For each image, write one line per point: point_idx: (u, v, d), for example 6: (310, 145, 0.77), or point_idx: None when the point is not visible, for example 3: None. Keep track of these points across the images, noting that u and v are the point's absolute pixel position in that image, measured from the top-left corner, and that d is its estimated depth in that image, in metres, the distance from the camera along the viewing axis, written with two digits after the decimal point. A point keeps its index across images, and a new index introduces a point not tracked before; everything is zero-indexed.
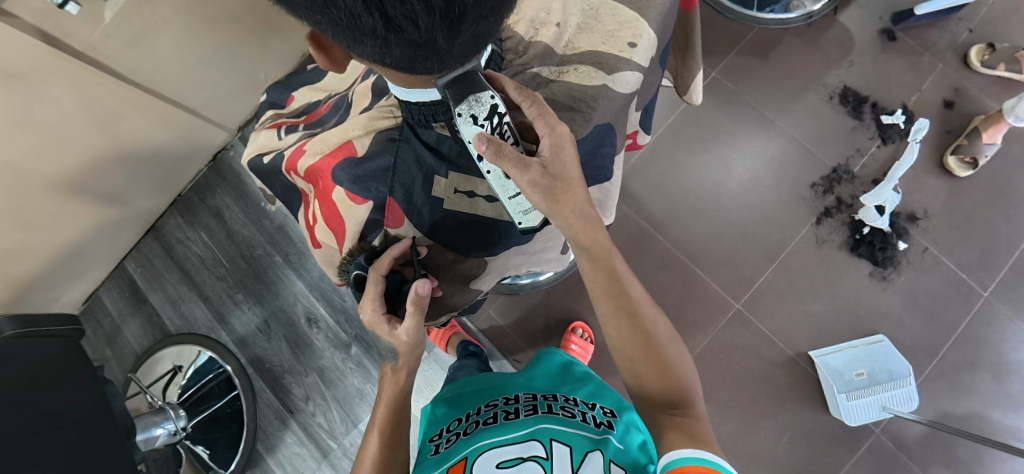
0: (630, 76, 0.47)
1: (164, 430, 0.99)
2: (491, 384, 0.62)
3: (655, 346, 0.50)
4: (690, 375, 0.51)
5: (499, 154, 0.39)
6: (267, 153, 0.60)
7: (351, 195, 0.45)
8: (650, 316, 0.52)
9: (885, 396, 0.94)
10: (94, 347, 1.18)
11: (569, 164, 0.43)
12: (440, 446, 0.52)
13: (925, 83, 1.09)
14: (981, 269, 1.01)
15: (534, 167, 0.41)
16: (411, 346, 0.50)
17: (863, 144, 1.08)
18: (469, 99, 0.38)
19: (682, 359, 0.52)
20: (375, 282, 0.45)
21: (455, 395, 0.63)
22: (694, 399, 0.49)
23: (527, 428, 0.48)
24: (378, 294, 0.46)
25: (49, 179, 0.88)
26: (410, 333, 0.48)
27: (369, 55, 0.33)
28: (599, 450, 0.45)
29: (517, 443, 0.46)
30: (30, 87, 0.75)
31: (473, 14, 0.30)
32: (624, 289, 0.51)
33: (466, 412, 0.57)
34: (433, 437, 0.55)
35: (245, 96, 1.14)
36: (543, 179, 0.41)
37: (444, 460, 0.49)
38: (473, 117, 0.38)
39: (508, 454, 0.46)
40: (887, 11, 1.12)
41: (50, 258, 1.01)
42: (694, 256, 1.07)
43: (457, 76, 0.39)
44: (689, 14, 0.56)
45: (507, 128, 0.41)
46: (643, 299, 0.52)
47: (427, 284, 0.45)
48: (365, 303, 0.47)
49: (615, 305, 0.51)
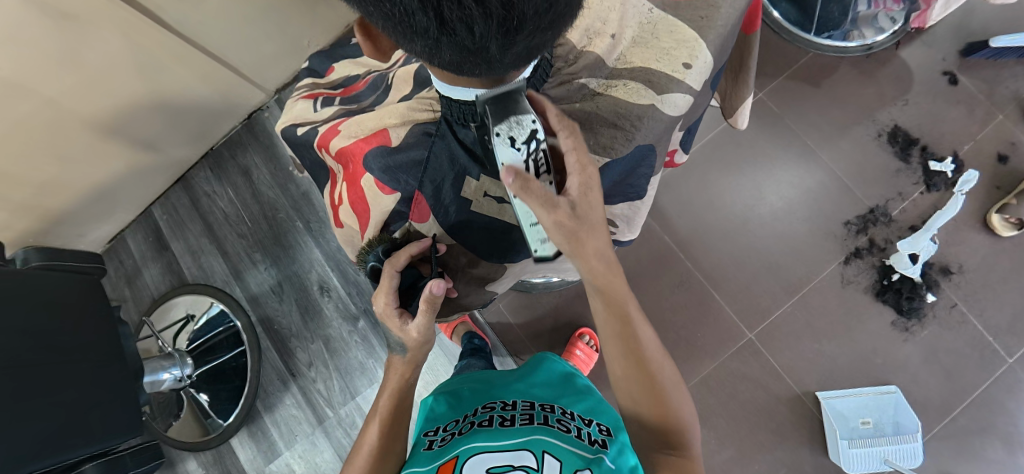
0: (679, 99, 0.45)
1: (170, 375, 1.02)
2: (489, 386, 0.62)
3: (660, 388, 0.50)
4: (690, 417, 0.51)
5: (525, 191, 0.38)
6: (301, 125, 0.60)
7: (381, 184, 0.45)
8: (659, 361, 0.51)
9: (888, 449, 0.92)
10: (114, 285, 1.22)
11: (595, 209, 0.42)
12: (434, 442, 0.52)
13: (981, 132, 1.04)
14: (1010, 334, 0.97)
15: (561, 209, 0.40)
16: (420, 343, 0.49)
17: (907, 188, 1.04)
18: (510, 121, 0.39)
19: (683, 401, 0.51)
20: (390, 276, 0.44)
21: (453, 389, 0.63)
22: (691, 440, 0.50)
23: (521, 436, 0.48)
24: (392, 289, 0.46)
25: (87, 118, 0.90)
26: (421, 330, 0.48)
27: (417, 53, 0.32)
28: (588, 470, 0.44)
29: (509, 450, 0.46)
30: (83, 29, 0.77)
31: (531, 25, 0.29)
32: (635, 334, 0.50)
33: (464, 412, 0.57)
34: (428, 431, 0.55)
35: (288, 59, 1.15)
36: (569, 221, 0.40)
37: (436, 456, 0.49)
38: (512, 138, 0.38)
39: (499, 460, 0.45)
40: (954, 51, 1.07)
41: (81, 194, 1.04)
42: (712, 278, 1.05)
43: (502, 94, 0.39)
44: (750, 36, 0.54)
45: (541, 157, 0.40)
46: (652, 346, 0.51)
47: (441, 284, 0.45)
48: (380, 296, 0.47)
49: (623, 349, 0.50)
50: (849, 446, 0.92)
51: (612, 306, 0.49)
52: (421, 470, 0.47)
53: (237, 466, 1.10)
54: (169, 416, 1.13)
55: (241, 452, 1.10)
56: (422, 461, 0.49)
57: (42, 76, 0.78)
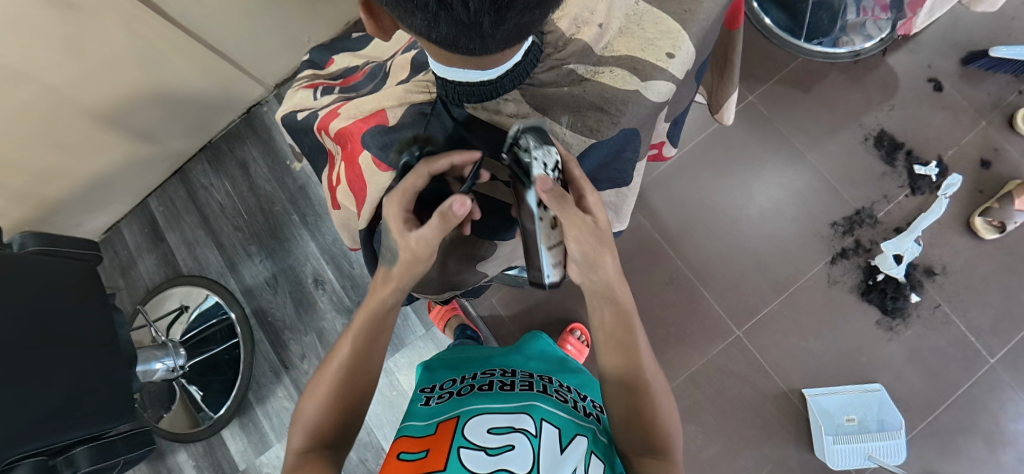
0: (663, 86, 0.47)
1: (163, 365, 1.03)
2: (487, 354, 0.63)
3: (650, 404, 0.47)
4: (674, 437, 0.48)
5: (565, 205, 0.43)
6: (301, 111, 0.62)
7: (377, 161, 0.47)
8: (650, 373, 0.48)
9: (872, 445, 0.93)
10: (108, 275, 1.23)
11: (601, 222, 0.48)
12: (431, 399, 0.54)
13: (964, 138, 1.07)
14: (992, 335, 0.99)
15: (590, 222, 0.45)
16: (415, 259, 0.46)
17: (892, 191, 1.06)
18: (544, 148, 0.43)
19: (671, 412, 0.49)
20: (419, 176, 0.44)
21: (451, 356, 0.64)
22: (672, 451, 0.47)
23: (520, 400, 0.50)
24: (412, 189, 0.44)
25: (85, 108, 0.91)
26: (421, 242, 0.44)
27: (417, 28, 0.34)
28: (583, 436, 0.47)
29: (510, 413, 0.47)
30: (86, 19, 0.78)
31: (521, 4, 0.31)
32: (635, 343, 0.48)
33: (461, 375, 0.58)
34: (424, 388, 0.58)
35: (289, 54, 1.17)
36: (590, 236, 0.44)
37: (435, 414, 0.50)
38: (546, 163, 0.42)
39: (499, 422, 0.46)
40: (939, 59, 1.10)
41: (78, 183, 1.05)
42: (702, 276, 1.07)
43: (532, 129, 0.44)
44: (733, 33, 0.56)
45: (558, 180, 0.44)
46: (650, 358, 0.48)
47: (462, 204, 0.42)
48: (396, 193, 0.44)
49: (619, 356, 0.48)
50: (834, 442, 0.94)
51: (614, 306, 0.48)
52: (422, 425, 0.49)
53: (228, 458, 1.11)
54: (161, 408, 1.13)
55: (231, 443, 1.11)
56: (422, 418, 0.50)
57: (43, 64, 0.79)
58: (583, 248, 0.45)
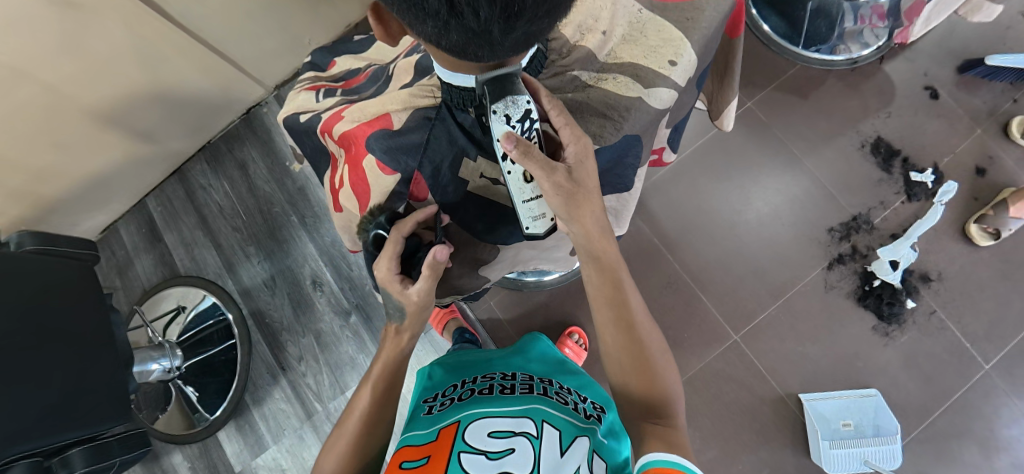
0: (665, 93, 0.47)
1: (159, 366, 1.03)
2: (487, 356, 0.63)
3: (646, 357, 0.49)
4: (676, 391, 0.50)
5: (527, 156, 0.41)
6: (303, 113, 0.62)
7: (381, 165, 0.46)
8: (645, 328, 0.51)
9: (868, 450, 0.94)
10: (105, 275, 1.22)
11: (590, 173, 0.46)
12: (433, 408, 0.53)
13: (959, 146, 1.08)
14: (986, 341, 1.00)
15: (560, 172, 0.43)
16: (421, 307, 0.50)
17: (888, 197, 1.07)
18: (505, 100, 0.40)
19: (670, 371, 0.51)
20: (396, 241, 0.46)
21: (452, 360, 0.64)
22: (676, 412, 0.48)
23: (521, 403, 0.50)
24: (396, 254, 0.47)
25: (84, 107, 0.91)
26: (422, 293, 0.48)
27: (426, 35, 0.34)
28: (585, 436, 0.47)
29: (510, 417, 0.48)
30: (86, 18, 0.78)
31: (530, 13, 0.31)
32: (626, 301, 0.51)
33: (462, 379, 0.58)
34: (427, 397, 0.57)
35: (289, 56, 1.17)
36: (566, 183, 0.44)
37: (436, 421, 0.50)
38: (507, 116, 0.40)
39: (500, 426, 0.47)
40: (935, 67, 1.11)
41: (76, 183, 1.05)
42: (699, 280, 1.08)
43: (497, 77, 0.40)
44: (734, 40, 0.56)
45: (535, 132, 0.43)
46: (642, 312, 0.52)
47: (445, 250, 0.47)
48: (383, 264, 0.47)
49: (613, 315, 0.51)
50: (830, 447, 0.94)
51: (605, 270, 0.51)
52: (423, 433, 0.49)
53: (223, 460, 1.10)
54: (157, 408, 1.13)
55: (227, 445, 1.11)
56: (423, 426, 0.50)
57: (42, 62, 0.78)
58: (565, 205, 0.45)
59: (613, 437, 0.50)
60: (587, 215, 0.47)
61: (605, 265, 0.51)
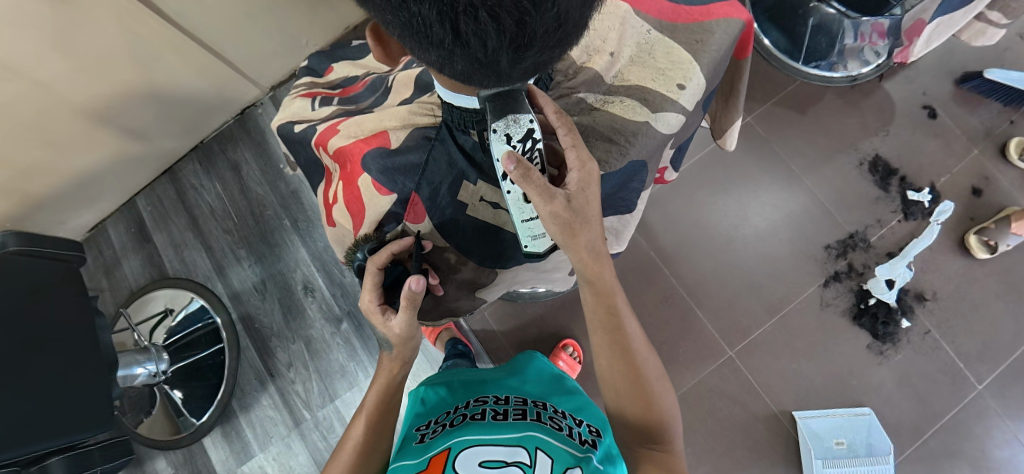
0: (673, 117, 0.46)
1: (145, 370, 1.00)
2: (482, 377, 0.62)
3: (642, 383, 0.50)
4: (672, 411, 0.51)
5: (526, 179, 0.39)
6: (298, 122, 0.60)
7: (378, 184, 0.45)
8: (643, 354, 0.51)
9: (860, 469, 0.94)
10: (91, 275, 1.19)
11: (592, 202, 0.43)
12: (425, 436, 0.52)
13: (957, 166, 1.08)
14: (980, 361, 1.00)
15: (558, 199, 0.41)
16: (404, 339, 0.48)
17: (885, 216, 1.07)
18: (507, 119, 0.38)
19: (667, 395, 0.52)
20: (372, 272, 0.45)
21: (445, 380, 0.62)
22: (674, 435, 0.51)
23: (515, 430, 0.49)
24: (376, 285, 0.46)
25: (77, 106, 0.89)
26: (403, 327, 0.47)
27: (430, 62, 0.33)
28: (578, 467, 0.45)
29: (503, 445, 0.47)
30: (79, 15, 0.76)
31: (540, 43, 0.30)
32: (622, 326, 0.50)
33: (455, 405, 0.57)
34: (419, 425, 0.55)
35: (287, 57, 1.15)
36: (565, 212, 0.41)
37: (426, 450, 0.49)
38: (508, 136, 0.38)
39: (493, 454, 0.45)
40: (934, 87, 1.11)
41: (63, 181, 1.02)
42: (696, 295, 1.07)
43: (501, 92, 0.38)
44: (741, 62, 0.55)
45: (538, 154, 0.41)
46: (638, 336, 0.51)
47: (420, 280, 0.43)
48: (365, 294, 0.46)
49: (609, 339, 0.50)
50: (823, 466, 0.94)
51: (601, 296, 0.49)
52: (412, 463, 0.47)
53: (208, 466, 1.08)
54: (141, 412, 1.10)
55: (213, 452, 1.08)
56: (413, 455, 0.49)
57: (35, 58, 0.76)
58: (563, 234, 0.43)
59: (609, 463, 0.49)
60: (582, 247, 0.44)
61: (602, 290, 0.48)
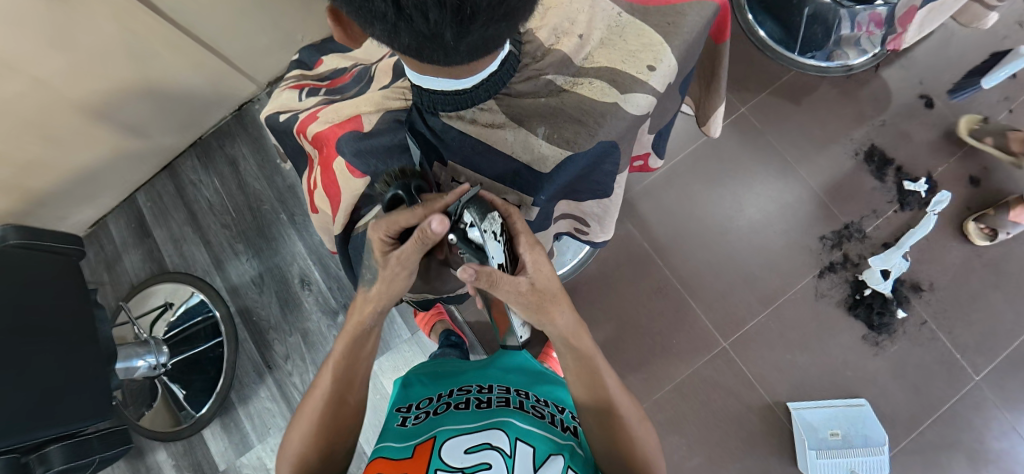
0: (642, 99, 0.47)
1: (145, 363, 1.01)
2: (465, 368, 0.62)
3: (627, 434, 0.50)
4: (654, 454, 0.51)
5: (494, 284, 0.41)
6: (284, 112, 0.61)
7: (351, 167, 0.47)
8: (625, 406, 0.51)
9: (855, 461, 0.93)
10: (93, 269, 1.21)
11: (553, 278, 0.46)
12: (408, 420, 0.53)
13: (953, 155, 1.07)
14: (977, 353, 0.99)
15: (523, 286, 0.43)
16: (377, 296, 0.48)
17: (881, 206, 1.06)
18: (488, 217, 0.41)
19: (649, 439, 0.52)
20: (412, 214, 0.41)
21: (430, 369, 0.63)
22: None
23: (497, 416, 0.50)
24: (401, 222, 0.42)
25: (75, 102, 0.90)
26: (403, 263, 0.44)
27: (380, 37, 0.34)
28: (559, 454, 0.48)
29: (484, 431, 0.48)
30: (75, 12, 0.77)
31: (485, 16, 0.31)
32: (602, 383, 0.50)
33: (439, 392, 0.58)
34: (401, 408, 0.57)
35: (282, 53, 1.16)
36: (530, 296, 0.44)
37: (412, 436, 0.50)
38: (496, 232, 0.40)
39: (475, 440, 0.47)
40: (930, 76, 1.10)
41: (63, 177, 1.04)
42: (689, 286, 1.07)
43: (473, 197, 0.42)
44: (719, 46, 0.55)
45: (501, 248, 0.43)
46: (621, 396, 0.51)
47: (444, 222, 0.39)
48: (382, 223, 0.42)
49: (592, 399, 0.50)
50: (817, 456, 0.94)
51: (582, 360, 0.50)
52: (397, 447, 0.49)
53: (208, 458, 1.09)
54: (142, 405, 1.12)
55: (212, 443, 1.10)
56: (398, 439, 0.50)
57: (33, 56, 0.78)
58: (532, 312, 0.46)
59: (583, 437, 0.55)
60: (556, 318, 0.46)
61: (581, 352, 0.49)
